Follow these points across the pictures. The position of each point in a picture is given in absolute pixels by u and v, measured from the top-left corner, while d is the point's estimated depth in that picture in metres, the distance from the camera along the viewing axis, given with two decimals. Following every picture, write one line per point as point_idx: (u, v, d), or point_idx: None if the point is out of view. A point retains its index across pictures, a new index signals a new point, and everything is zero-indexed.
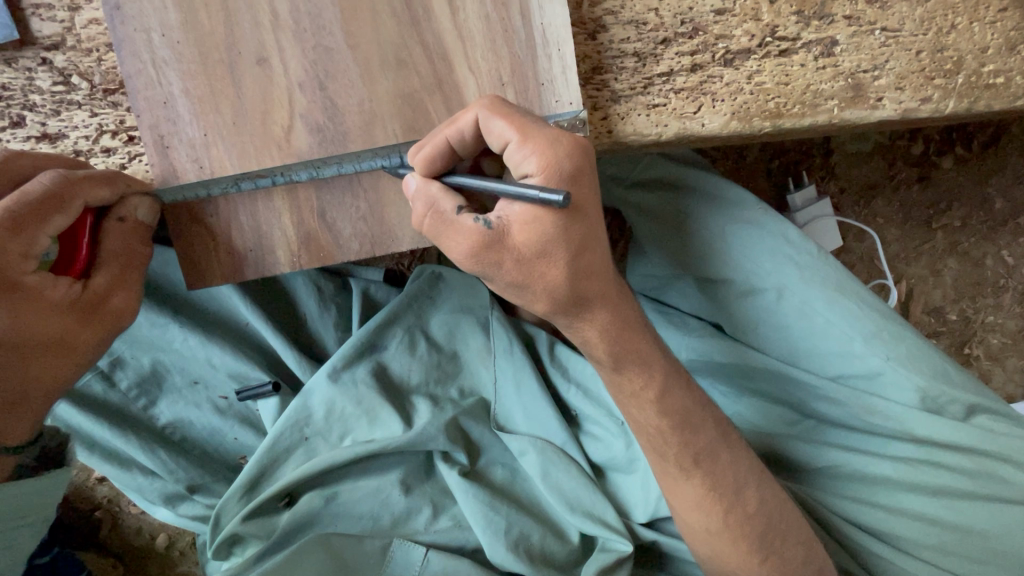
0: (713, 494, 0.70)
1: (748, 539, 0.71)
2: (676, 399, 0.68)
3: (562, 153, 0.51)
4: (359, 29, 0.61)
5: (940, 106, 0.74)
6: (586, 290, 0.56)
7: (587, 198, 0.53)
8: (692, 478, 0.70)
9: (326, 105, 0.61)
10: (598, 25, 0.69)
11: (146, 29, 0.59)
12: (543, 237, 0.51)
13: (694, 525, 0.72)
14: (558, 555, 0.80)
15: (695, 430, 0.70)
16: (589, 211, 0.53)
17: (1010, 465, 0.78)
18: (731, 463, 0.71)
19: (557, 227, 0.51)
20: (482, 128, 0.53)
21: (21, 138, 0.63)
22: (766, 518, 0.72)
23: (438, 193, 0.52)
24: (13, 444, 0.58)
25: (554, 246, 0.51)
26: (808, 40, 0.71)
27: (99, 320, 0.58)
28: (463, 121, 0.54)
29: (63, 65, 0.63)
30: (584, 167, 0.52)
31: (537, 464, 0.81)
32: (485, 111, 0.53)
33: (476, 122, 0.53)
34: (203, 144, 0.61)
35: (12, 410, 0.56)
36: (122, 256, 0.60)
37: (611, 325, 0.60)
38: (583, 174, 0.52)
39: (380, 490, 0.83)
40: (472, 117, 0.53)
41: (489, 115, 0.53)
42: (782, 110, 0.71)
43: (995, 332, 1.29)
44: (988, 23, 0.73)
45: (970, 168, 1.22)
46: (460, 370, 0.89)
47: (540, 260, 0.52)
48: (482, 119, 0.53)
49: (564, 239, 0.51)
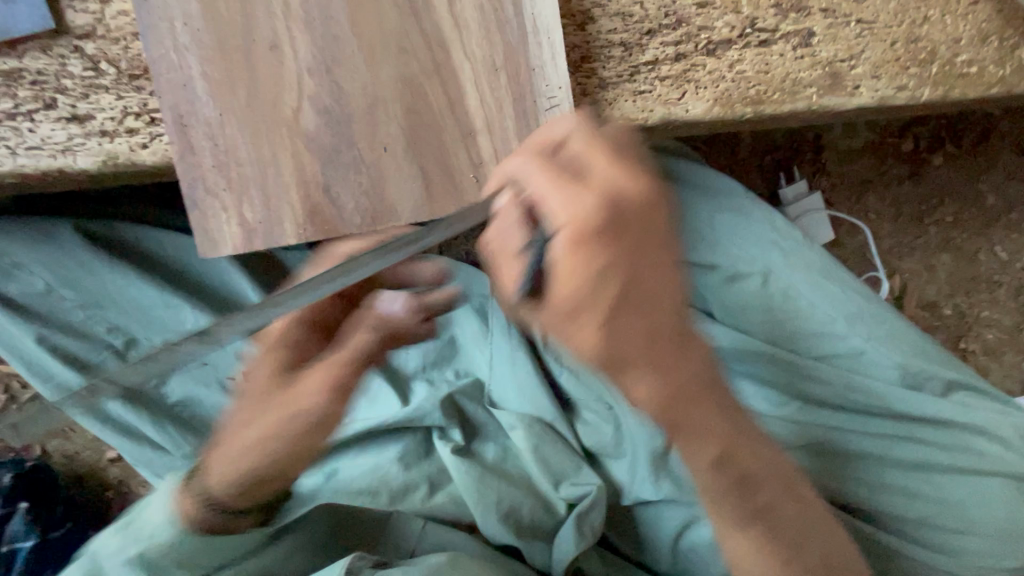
0: (755, 499, 0.59)
1: (780, 544, 0.61)
2: (713, 406, 0.52)
3: (596, 198, 0.38)
4: (365, 20, 0.66)
5: (915, 93, 0.77)
6: (628, 352, 0.42)
7: (658, 300, 0.42)
8: (748, 530, 0.60)
9: (332, 88, 0.66)
10: (587, 17, 0.74)
11: (170, 18, 0.64)
12: (580, 296, 0.39)
13: (733, 529, 0.60)
14: (545, 525, 0.86)
15: (741, 452, 0.57)
16: (670, 314, 0.43)
17: (986, 438, 0.80)
18: (797, 513, 0.62)
19: (594, 275, 0.38)
20: (562, 228, 0.38)
21: (51, 119, 0.67)
22: (800, 526, 0.61)
23: (500, 223, 0.42)
24: (232, 504, 0.67)
25: (590, 302, 0.39)
26: (787, 31, 0.75)
27: (283, 410, 0.64)
28: (560, 192, 0.38)
29: (93, 52, 0.68)
30: (628, 215, 0.39)
31: (525, 438, 0.88)
32: (559, 260, 0.38)
33: (566, 223, 0.38)
34: (218, 124, 0.66)
35: (254, 488, 0.67)
36: (352, 356, 0.65)
37: (700, 352, 0.47)
38: (627, 225, 0.38)
39: (379, 467, 0.89)
40: (568, 204, 0.38)
41: (593, 225, 0.38)
42: (763, 97, 0.75)
43: (990, 327, 1.30)
44: (960, 15, 0.77)
45: (959, 164, 1.24)
46: (456, 354, 0.97)
47: (565, 313, 0.40)
48: (557, 241, 0.38)
49: (598, 294, 0.39)
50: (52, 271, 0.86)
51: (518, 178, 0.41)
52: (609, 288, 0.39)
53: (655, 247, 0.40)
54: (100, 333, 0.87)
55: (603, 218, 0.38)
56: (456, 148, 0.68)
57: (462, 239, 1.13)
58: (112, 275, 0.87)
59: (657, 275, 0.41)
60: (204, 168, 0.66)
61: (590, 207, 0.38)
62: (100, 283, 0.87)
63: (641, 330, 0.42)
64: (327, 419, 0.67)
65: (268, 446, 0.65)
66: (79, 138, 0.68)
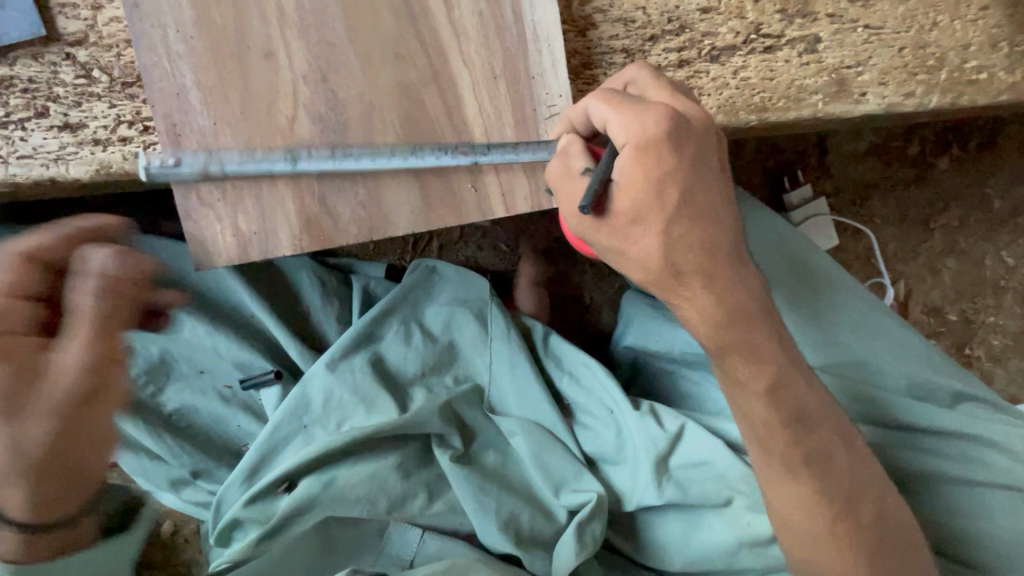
0: (811, 444, 0.67)
1: (831, 493, 0.68)
2: (765, 350, 0.62)
3: (651, 122, 0.51)
4: (361, 26, 0.65)
5: (924, 100, 0.76)
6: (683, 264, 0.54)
7: (710, 223, 0.55)
8: (798, 476, 0.67)
9: (328, 96, 0.65)
10: (588, 22, 0.73)
11: (162, 25, 0.63)
12: (641, 204, 0.52)
13: (781, 479, 0.68)
14: (545, 534, 0.85)
15: (791, 392, 0.65)
16: (723, 231, 0.56)
17: (995, 450, 0.78)
18: (844, 467, 0.69)
19: (653, 188, 0.52)
20: (628, 139, 0.51)
21: (43, 128, 0.66)
22: (852, 485, 0.69)
23: (571, 152, 0.57)
24: (28, 520, 0.62)
25: (650, 212, 0.52)
26: (792, 36, 0.74)
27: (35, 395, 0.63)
28: (619, 118, 0.52)
29: (85, 59, 0.67)
30: (680, 137, 0.52)
31: (525, 444, 0.87)
32: (627, 168, 0.51)
33: (630, 134, 0.51)
34: (212, 133, 0.64)
35: (57, 487, 0.64)
36: (93, 329, 0.66)
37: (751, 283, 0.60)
38: (683, 143, 0.53)
39: (377, 475, 0.86)
40: (627, 129, 0.51)
41: (649, 141, 0.51)
42: (768, 104, 0.74)
43: (996, 333, 1.29)
44: (969, 20, 0.75)
45: (965, 168, 1.23)
46: (455, 358, 0.95)
47: (635, 212, 0.52)
48: (624, 153, 0.51)
49: (659, 206, 0.52)
50: None
51: (590, 108, 0.54)
52: (665, 201, 0.52)
53: (700, 164, 0.54)
54: None
55: (660, 131, 0.51)
56: (454, 157, 0.67)
57: (461, 243, 1.11)
58: None
59: (701, 185, 0.54)
60: (197, 179, 0.65)
61: (649, 122, 0.51)
62: None
63: (693, 239, 0.54)
64: (90, 397, 0.67)
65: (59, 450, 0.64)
66: (72, 146, 0.67)
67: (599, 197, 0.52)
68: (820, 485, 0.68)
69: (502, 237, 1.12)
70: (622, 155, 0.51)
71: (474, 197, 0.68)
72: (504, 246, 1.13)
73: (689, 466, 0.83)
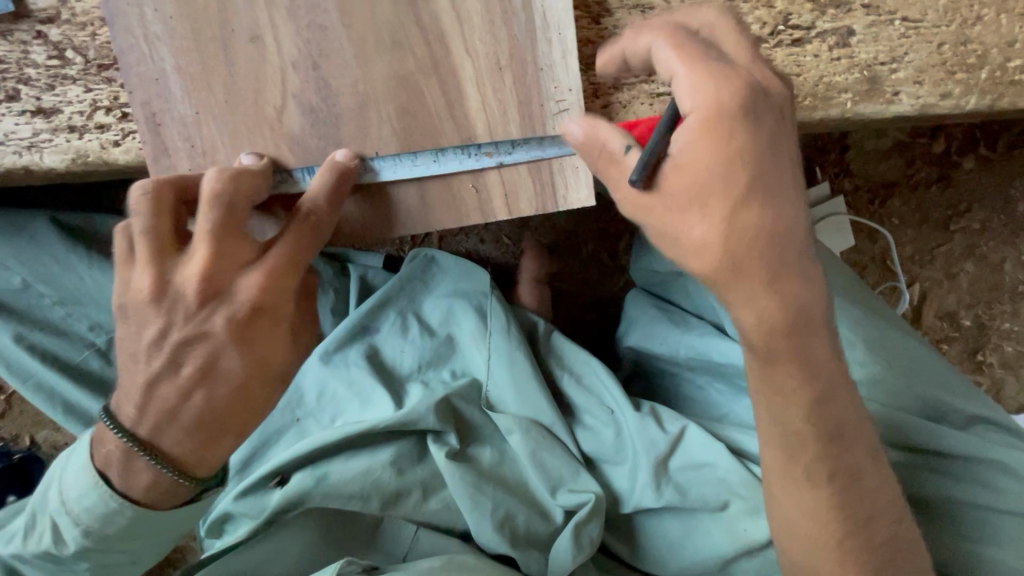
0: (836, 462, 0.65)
1: (839, 508, 0.65)
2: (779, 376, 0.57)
3: (725, 90, 0.48)
4: (355, 8, 0.59)
5: (960, 101, 0.70)
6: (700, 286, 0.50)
7: (748, 242, 0.49)
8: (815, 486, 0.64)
9: (319, 85, 0.60)
10: (603, 9, 0.67)
11: (139, 3, 0.58)
12: (703, 177, 0.48)
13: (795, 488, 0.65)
14: (541, 533, 0.83)
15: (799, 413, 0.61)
16: (769, 250, 0.50)
17: (1006, 475, 0.74)
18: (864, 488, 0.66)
19: (718, 159, 0.48)
20: (700, 109, 0.48)
21: (15, 112, 0.62)
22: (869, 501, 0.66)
23: (605, 132, 0.54)
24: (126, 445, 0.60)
25: (713, 188, 0.48)
26: (823, 29, 0.68)
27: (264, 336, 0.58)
28: (690, 81, 0.49)
29: (58, 39, 0.62)
30: (759, 109, 0.49)
31: (524, 442, 0.83)
32: (696, 138, 0.48)
33: (704, 103, 0.48)
34: (194, 122, 0.60)
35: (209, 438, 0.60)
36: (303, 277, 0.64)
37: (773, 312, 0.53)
38: (760, 116, 0.49)
39: (369, 471, 0.82)
40: (701, 92, 0.48)
41: (721, 108, 0.48)
42: (792, 103, 0.69)
43: (1010, 340, 1.25)
44: (1017, 15, 0.69)
45: (994, 169, 1.16)
46: (453, 353, 0.91)
47: (702, 182, 0.48)
48: (689, 124, 0.49)
49: (725, 181, 0.48)
50: (28, 266, 0.83)
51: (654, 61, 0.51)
52: (735, 176, 0.48)
53: (776, 149, 0.50)
54: (81, 331, 0.85)
55: (734, 100, 0.48)
56: (453, 154, 0.63)
57: (462, 236, 1.08)
58: (92, 273, 0.85)
59: (774, 170, 0.50)
60: (178, 168, 0.61)
61: (724, 89, 0.48)
62: (78, 278, 0.85)
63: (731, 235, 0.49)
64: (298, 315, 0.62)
65: (245, 396, 0.59)
66: (46, 133, 0.63)
67: (649, 170, 0.51)
68: (841, 497, 0.65)
69: (504, 230, 1.09)
70: (689, 120, 0.49)
71: (474, 198, 0.64)
72: (506, 240, 1.09)
73: (688, 468, 0.81)
